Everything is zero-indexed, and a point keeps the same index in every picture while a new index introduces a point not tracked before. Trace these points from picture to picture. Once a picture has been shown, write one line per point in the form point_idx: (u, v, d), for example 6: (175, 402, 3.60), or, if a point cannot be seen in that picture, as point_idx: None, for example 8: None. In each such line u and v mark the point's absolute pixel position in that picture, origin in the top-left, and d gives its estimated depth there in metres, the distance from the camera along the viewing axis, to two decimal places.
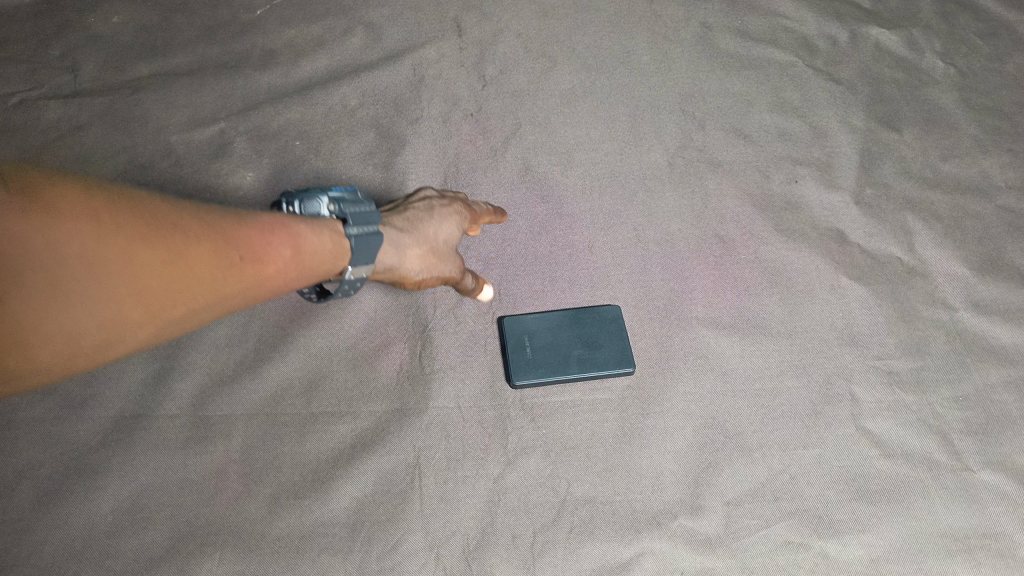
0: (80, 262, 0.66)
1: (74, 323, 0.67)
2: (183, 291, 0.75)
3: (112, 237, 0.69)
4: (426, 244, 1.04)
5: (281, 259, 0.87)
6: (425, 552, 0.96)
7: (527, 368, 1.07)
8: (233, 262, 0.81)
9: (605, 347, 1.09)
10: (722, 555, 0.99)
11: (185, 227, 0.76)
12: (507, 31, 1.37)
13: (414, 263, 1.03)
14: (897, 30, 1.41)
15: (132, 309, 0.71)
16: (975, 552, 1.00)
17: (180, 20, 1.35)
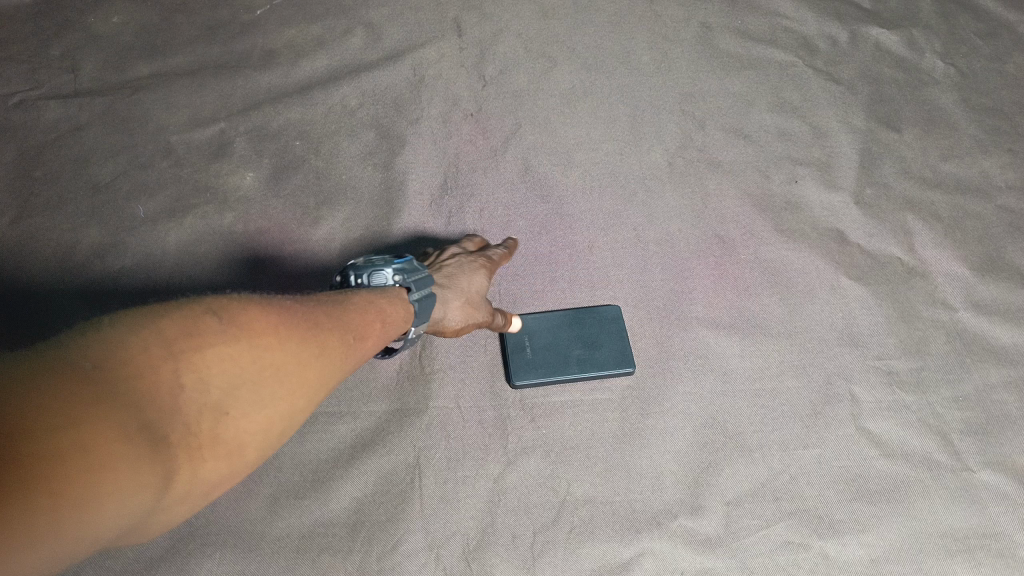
0: (235, 387, 0.60)
1: (242, 443, 0.61)
2: (320, 385, 0.69)
3: (256, 354, 0.62)
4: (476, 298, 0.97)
5: (386, 328, 0.81)
6: (425, 552, 0.97)
7: (527, 369, 1.07)
8: (351, 345, 0.74)
9: (605, 346, 1.09)
10: (722, 555, 0.99)
11: (306, 321, 0.69)
12: (507, 31, 1.37)
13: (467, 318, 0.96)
14: (897, 30, 1.41)
15: (280, 415, 0.65)
16: (975, 552, 1.00)
17: (180, 21, 1.35)
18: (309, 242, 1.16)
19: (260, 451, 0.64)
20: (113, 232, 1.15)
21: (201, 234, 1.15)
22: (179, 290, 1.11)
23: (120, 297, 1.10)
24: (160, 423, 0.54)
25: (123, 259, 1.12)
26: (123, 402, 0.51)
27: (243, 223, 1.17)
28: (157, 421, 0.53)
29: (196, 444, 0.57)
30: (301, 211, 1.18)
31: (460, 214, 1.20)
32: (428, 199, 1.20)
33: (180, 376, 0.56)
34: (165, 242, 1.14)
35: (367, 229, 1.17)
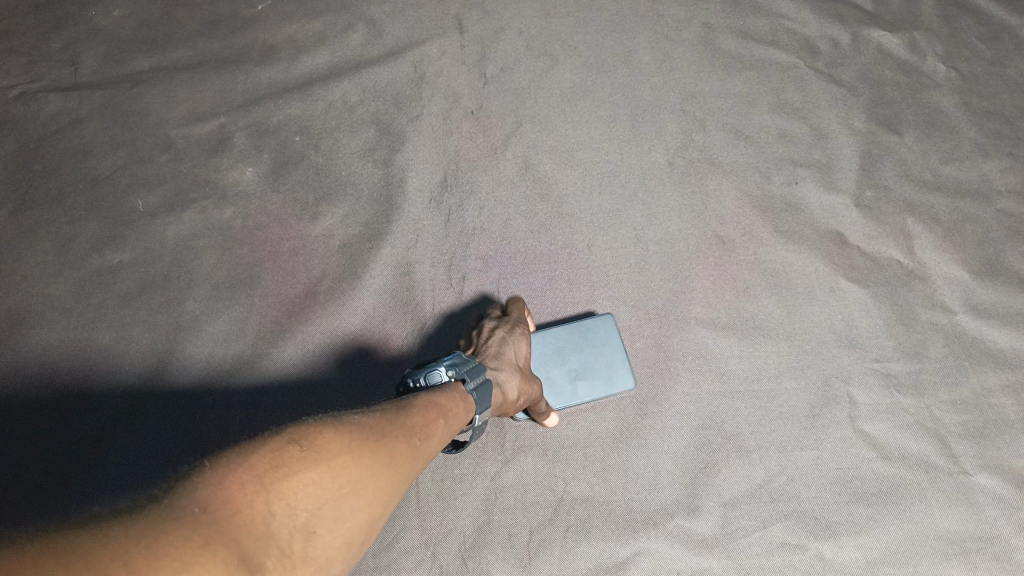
0: (322, 507, 0.57)
1: (329, 561, 0.58)
2: (397, 492, 0.65)
3: (340, 471, 0.59)
4: (530, 380, 0.95)
5: (450, 421, 0.76)
6: (421, 550, 1.00)
7: None
8: (422, 447, 0.70)
9: (604, 368, 1.09)
10: (718, 556, 1.00)
11: (379, 429, 0.65)
12: (508, 29, 1.35)
13: (522, 401, 0.94)
14: (898, 33, 1.38)
15: (364, 527, 0.61)
16: (972, 556, 1.00)
17: (177, 13, 1.33)
18: (308, 238, 1.16)
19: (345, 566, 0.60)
20: (112, 225, 1.15)
21: (199, 229, 1.16)
22: (178, 285, 1.12)
23: (119, 290, 1.11)
24: (257, 557, 0.51)
25: (122, 253, 1.14)
26: (226, 538, 0.49)
27: (242, 219, 1.17)
28: (258, 549, 0.51)
29: (288, 565, 0.53)
30: (300, 207, 1.18)
31: (459, 212, 1.19)
32: (427, 196, 1.20)
33: (272, 505, 0.53)
34: (164, 237, 1.15)
35: (366, 226, 1.18)
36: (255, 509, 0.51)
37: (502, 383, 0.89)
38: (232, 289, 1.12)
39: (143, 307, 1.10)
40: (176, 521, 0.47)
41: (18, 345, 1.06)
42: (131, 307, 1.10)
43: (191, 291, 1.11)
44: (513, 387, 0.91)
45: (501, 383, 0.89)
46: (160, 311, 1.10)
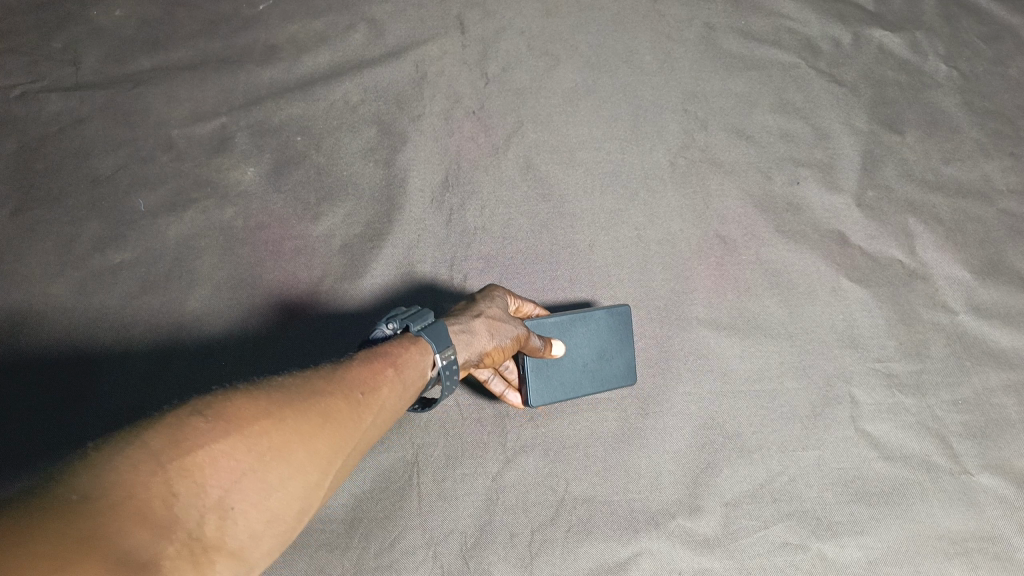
0: (240, 478, 0.57)
1: (260, 535, 0.58)
2: (337, 453, 0.66)
3: (257, 438, 0.60)
4: (503, 316, 0.93)
5: (400, 378, 0.76)
6: (422, 549, 1.02)
7: (544, 389, 1.02)
8: (360, 407, 0.70)
9: (616, 359, 1.07)
10: (720, 556, 1.05)
11: (308, 393, 0.67)
12: (509, 29, 1.31)
13: (505, 338, 0.91)
14: (901, 33, 1.34)
15: (296, 493, 0.61)
16: (974, 555, 1.07)
17: (169, 7, 1.30)
18: (309, 238, 1.17)
19: (281, 538, 0.60)
20: (113, 225, 1.16)
21: (200, 228, 1.16)
22: (180, 284, 1.13)
23: (120, 290, 1.12)
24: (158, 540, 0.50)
25: (123, 253, 1.14)
26: (112, 523, 0.48)
27: (244, 218, 1.17)
28: (156, 530, 0.50)
29: (201, 549, 0.53)
30: (301, 207, 1.19)
31: (460, 213, 1.20)
32: (428, 196, 1.20)
33: (175, 483, 0.53)
34: (165, 236, 1.15)
35: (367, 226, 1.18)
36: (155, 490, 0.51)
37: (467, 325, 0.87)
38: (234, 289, 1.13)
39: (144, 306, 1.11)
40: (54, 516, 0.46)
41: (17, 346, 1.07)
42: (132, 306, 1.11)
43: (192, 290, 1.12)
44: (483, 327, 0.89)
45: (467, 327, 0.87)
46: (161, 311, 1.11)
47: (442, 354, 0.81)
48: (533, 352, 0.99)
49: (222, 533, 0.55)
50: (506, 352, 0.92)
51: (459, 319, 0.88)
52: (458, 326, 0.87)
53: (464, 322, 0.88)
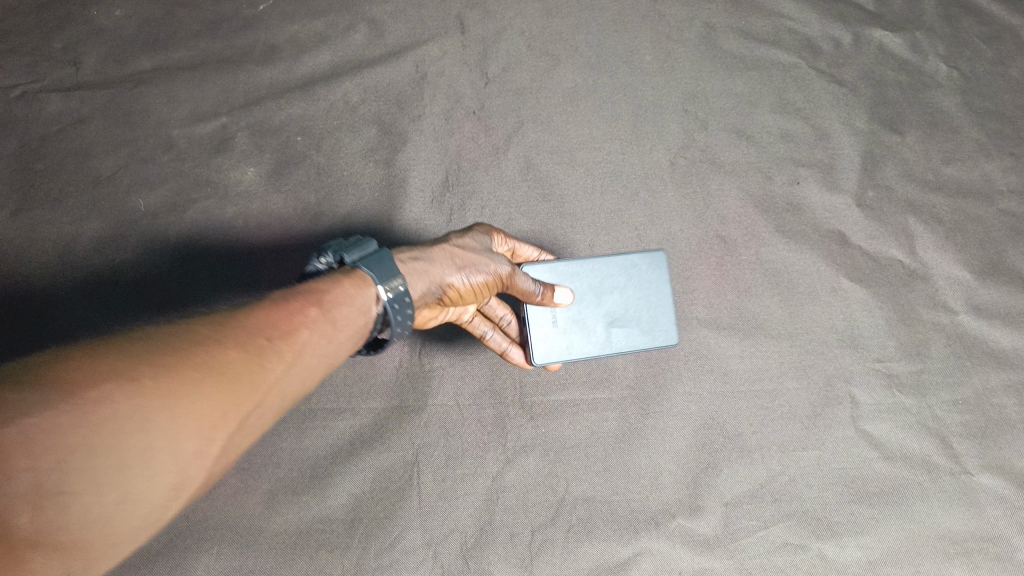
0: (87, 462, 0.56)
1: (115, 515, 0.57)
2: (210, 433, 0.64)
3: (111, 420, 0.57)
4: (471, 255, 0.98)
5: (320, 329, 0.78)
6: (423, 549, 1.08)
7: (549, 346, 1.03)
8: (243, 382, 0.67)
9: (629, 312, 1.05)
10: (719, 555, 1.08)
11: (183, 364, 0.64)
12: (509, 29, 1.31)
13: (464, 271, 0.96)
14: (901, 33, 1.33)
15: (159, 474, 0.60)
16: (973, 555, 1.09)
17: (168, 6, 1.30)
18: (310, 239, 1.18)
19: (143, 517, 0.60)
20: (113, 226, 1.16)
21: (201, 228, 1.17)
22: (180, 285, 1.13)
23: (121, 291, 1.12)
24: None
25: (124, 253, 1.15)
26: None
27: (244, 218, 1.18)
28: None
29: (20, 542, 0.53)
30: (301, 208, 1.19)
31: (460, 213, 1.20)
32: (429, 197, 1.21)
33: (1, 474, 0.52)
34: (166, 237, 1.16)
35: (367, 226, 1.19)
36: None
37: (424, 258, 0.93)
38: (235, 290, 1.14)
39: (146, 307, 1.12)
40: None
41: (18, 348, 1.09)
42: (133, 308, 1.12)
43: (192, 291, 1.13)
44: (439, 261, 0.94)
45: (422, 259, 0.93)
46: (161, 311, 1.12)
47: (387, 289, 0.86)
48: (524, 294, 1.00)
49: (63, 520, 0.54)
50: (469, 287, 0.97)
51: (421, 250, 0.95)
52: (414, 258, 0.93)
53: (418, 253, 0.94)
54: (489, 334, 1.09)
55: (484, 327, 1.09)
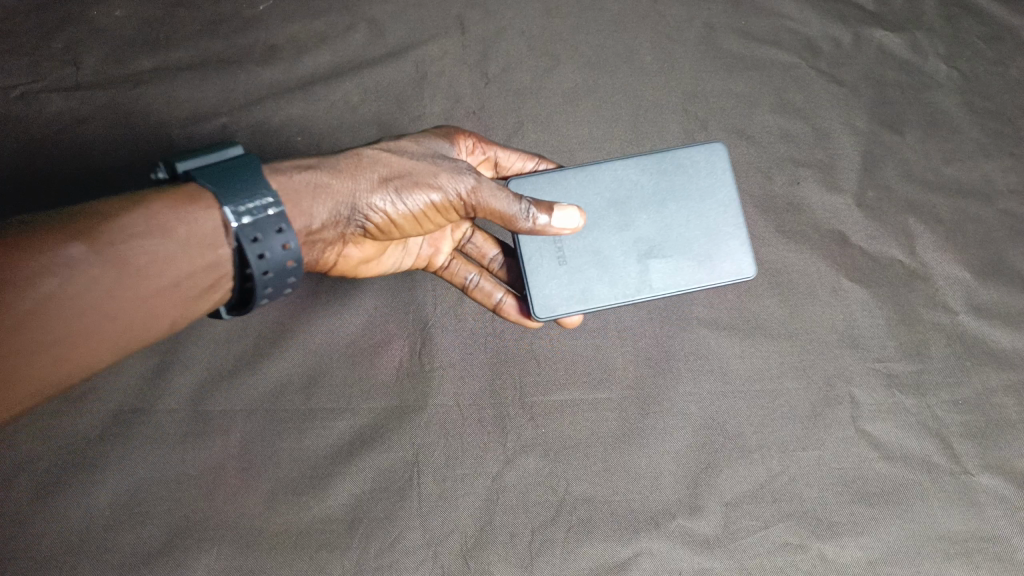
0: None
1: None
2: None
3: None
4: (393, 169, 0.99)
5: (83, 270, 0.78)
6: (423, 549, 1.09)
7: (603, 289, 1.04)
8: None
9: (674, 237, 1.04)
10: (720, 555, 1.08)
11: None
12: (510, 29, 1.31)
13: (378, 191, 0.99)
14: (901, 34, 1.32)
15: None
16: (975, 556, 1.08)
17: (169, 6, 1.30)
18: None
19: None
20: None
21: None
22: None
23: None
24: None
25: None
26: None
27: None
28: None
29: None
30: None
31: None
32: None
33: None
34: None
35: None
36: None
37: (324, 175, 0.97)
38: None
39: None
40: None
41: None
42: None
43: None
44: (343, 178, 0.98)
45: (322, 175, 0.97)
46: None
47: (235, 206, 0.86)
48: (511, 222, 1.00)
49: None
50: (397, 209, 1.01)
51: (327, 164, 0.98)
52: (315, 173, 0.97)
53: (319, 169, 0.97)
54: (474, 279, 1.17)
55: (465, 272, 1.17)
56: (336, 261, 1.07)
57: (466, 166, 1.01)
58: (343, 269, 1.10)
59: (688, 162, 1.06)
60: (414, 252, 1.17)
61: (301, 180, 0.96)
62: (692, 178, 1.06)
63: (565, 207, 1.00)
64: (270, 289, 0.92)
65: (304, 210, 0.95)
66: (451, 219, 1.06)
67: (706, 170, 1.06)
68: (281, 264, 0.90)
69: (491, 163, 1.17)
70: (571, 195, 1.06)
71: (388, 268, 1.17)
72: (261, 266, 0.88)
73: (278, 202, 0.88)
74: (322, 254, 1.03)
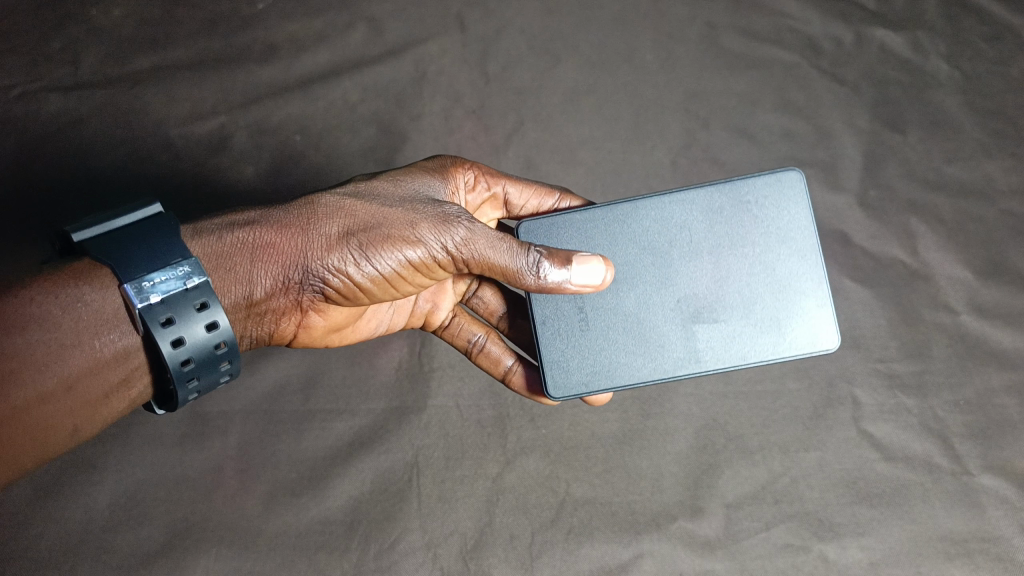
0: None
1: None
2: None
3: None
4: (355, 221, 0.83)
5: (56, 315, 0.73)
6: (422, 551, 1.09)
7: (638, 365, 0.90)
8: None
9: (727, 296, 0.89)
10: (721, 556, 1.08)
11: None
12: (509, 28, 1.28)
13: (334, 249, 0.83)
14: (902, 32, 1.28)
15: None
16: (976, 556, 1.08)
17: (164, 4, 1.28)
18: None
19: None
20: None
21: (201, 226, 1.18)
22: None
23: None
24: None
25: None
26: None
27: None
28: None
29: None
30: None
31: None
32: None
33: None
34: None
35: None
36: None
37: (269, 233, 0.83)
38: None
39: None
40: None
41: None
42: None
43: None
44: (290, 235, 0.83)
45: (265, 233, 0.83)
46: None
47: (140, 282, 0.72)
48: (514, 279, 0.83)
49: None
50: (366, 273, 0.84)
51: (274, 218, 0.84)
52: (258, 231, 0.83)
53: (262, 226, 0.83)
54: (481, 340, 1.05)
55: (468, 331, 1.05)
56: (297, 331, 0.92)
57: (452, 214, 0.84)
58: (312, 338, 0.95)
59: (757, 202, 0.89)
60: (408, 310, 1.04)
61: (239, 241, 0.82)
62: (761, 222, 0.89)
63: (585, 257, 0.83)
64: (198, 381, 0.76)
65: (242, 275, 0.82)
66: (438, 277, 0.88)
67: (779, 211, 0.89)
68: (206, 349, 0.75)
69: (499, 199, 1.05)
70: (610, 240, 0.91)
71: (374, 330, 1.04)
72: (178, 355, 0.73)
73: (196, 271, 0.74)
74: (277, 323, 0.89)
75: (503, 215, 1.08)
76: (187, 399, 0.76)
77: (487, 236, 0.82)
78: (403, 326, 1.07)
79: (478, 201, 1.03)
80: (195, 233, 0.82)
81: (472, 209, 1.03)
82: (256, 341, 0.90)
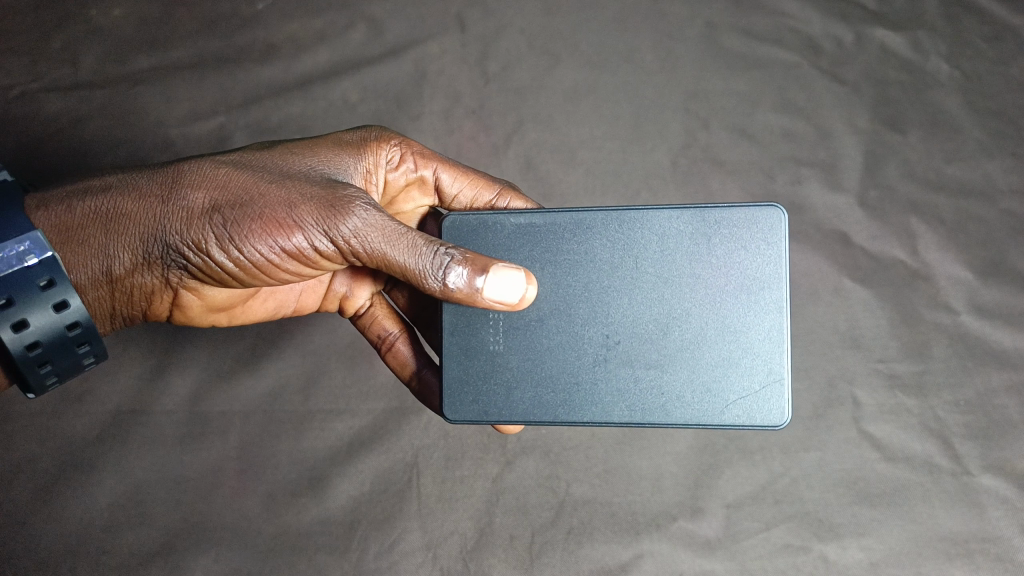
0: None
1: None
2: None
3: None
4: (223, 194, 0.78)
5: None
6: (422, 552, 1.09)
7: (538, 407, 0.83)
8: None
9: (670, 338, 0.81)
10: (721, 557, 1.09)
11: None
12: (510, 28, 1.27)
13: (195, 226, 0.78)
14: (903, 31, 1.26)
15: None
16: (975, 556, 1.10)
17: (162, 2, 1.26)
18: None
19: None
20: None
21: None
22: None
23: None
24: None
25: None
26: None
27: None
28: None
29: None
30: None
31: None
32: None
33: None
34: None
35: None
36: None
37: (127, 202, 0.78)
38: None
39: None
40: None
41: None
42: None
43: None
44: (149, 205, 0.78)
45: (123, 202, 0.78)
46: None
47: None
48: (415, 280, 0.77)
49: None
50: (233, 256, 0.80)
51: (136, 186, 0.79)
52: (116, 199, 0.79)
53: (121, 195, 0.79)
54: (393, 337, 1.02)
55: (381, 325, 1.02)
56: (171, 309, 0.90)
57: (346, 195, 0.77)
58: (190, 316, 0.92)
59: (731, 238, 0.80)
60: (321, 293, 1.02)
61: (90, 211, 0.78)
62: (731, 266, 0.80)
63: (506, 267, 0.76)
64: (53, 365, 0.74)
65: (94, 249, 0.78)
66: (327, 267, 0.83)
67: (753, 258, 0.80)
68: (57, 331, 0.73)
69: (429, 182, 1.01)
70: (546, 253, 0.83)
71: (277, 310, 1.02)
72: (25, 338, 0.71)
73: (40, 247, 0.71)
74: (148, 301, 0.86)
75: (433, 202, 1.03)
76: (46, 385, 0.75)
77: (379, 227, 0.75)
78: (316, 307, 1.05)
79: (403, 181, 0.99)
80: (41, 204, 0.77)
81: (396, 189, 0.99)
82: (125, 318, 0.87)
